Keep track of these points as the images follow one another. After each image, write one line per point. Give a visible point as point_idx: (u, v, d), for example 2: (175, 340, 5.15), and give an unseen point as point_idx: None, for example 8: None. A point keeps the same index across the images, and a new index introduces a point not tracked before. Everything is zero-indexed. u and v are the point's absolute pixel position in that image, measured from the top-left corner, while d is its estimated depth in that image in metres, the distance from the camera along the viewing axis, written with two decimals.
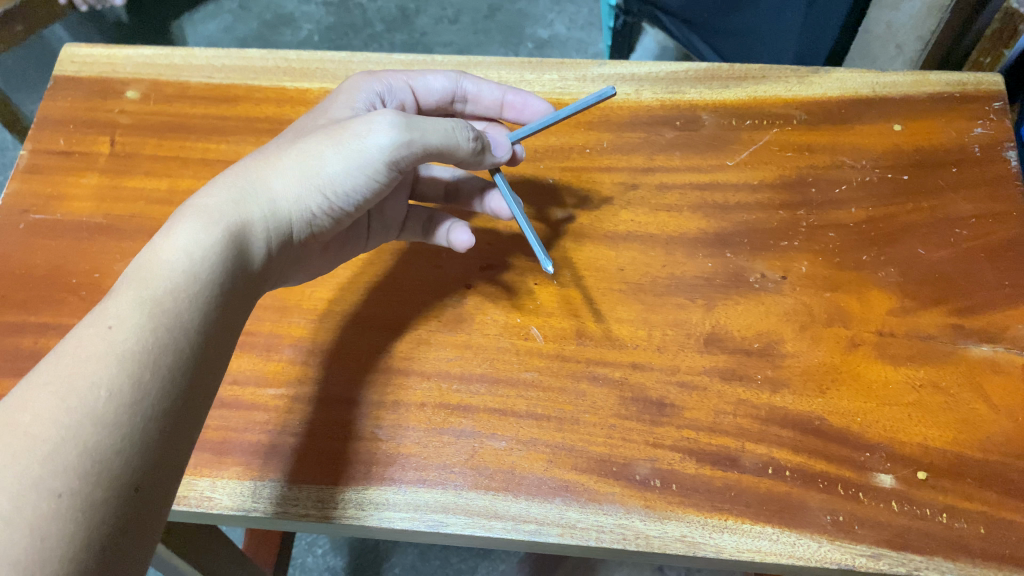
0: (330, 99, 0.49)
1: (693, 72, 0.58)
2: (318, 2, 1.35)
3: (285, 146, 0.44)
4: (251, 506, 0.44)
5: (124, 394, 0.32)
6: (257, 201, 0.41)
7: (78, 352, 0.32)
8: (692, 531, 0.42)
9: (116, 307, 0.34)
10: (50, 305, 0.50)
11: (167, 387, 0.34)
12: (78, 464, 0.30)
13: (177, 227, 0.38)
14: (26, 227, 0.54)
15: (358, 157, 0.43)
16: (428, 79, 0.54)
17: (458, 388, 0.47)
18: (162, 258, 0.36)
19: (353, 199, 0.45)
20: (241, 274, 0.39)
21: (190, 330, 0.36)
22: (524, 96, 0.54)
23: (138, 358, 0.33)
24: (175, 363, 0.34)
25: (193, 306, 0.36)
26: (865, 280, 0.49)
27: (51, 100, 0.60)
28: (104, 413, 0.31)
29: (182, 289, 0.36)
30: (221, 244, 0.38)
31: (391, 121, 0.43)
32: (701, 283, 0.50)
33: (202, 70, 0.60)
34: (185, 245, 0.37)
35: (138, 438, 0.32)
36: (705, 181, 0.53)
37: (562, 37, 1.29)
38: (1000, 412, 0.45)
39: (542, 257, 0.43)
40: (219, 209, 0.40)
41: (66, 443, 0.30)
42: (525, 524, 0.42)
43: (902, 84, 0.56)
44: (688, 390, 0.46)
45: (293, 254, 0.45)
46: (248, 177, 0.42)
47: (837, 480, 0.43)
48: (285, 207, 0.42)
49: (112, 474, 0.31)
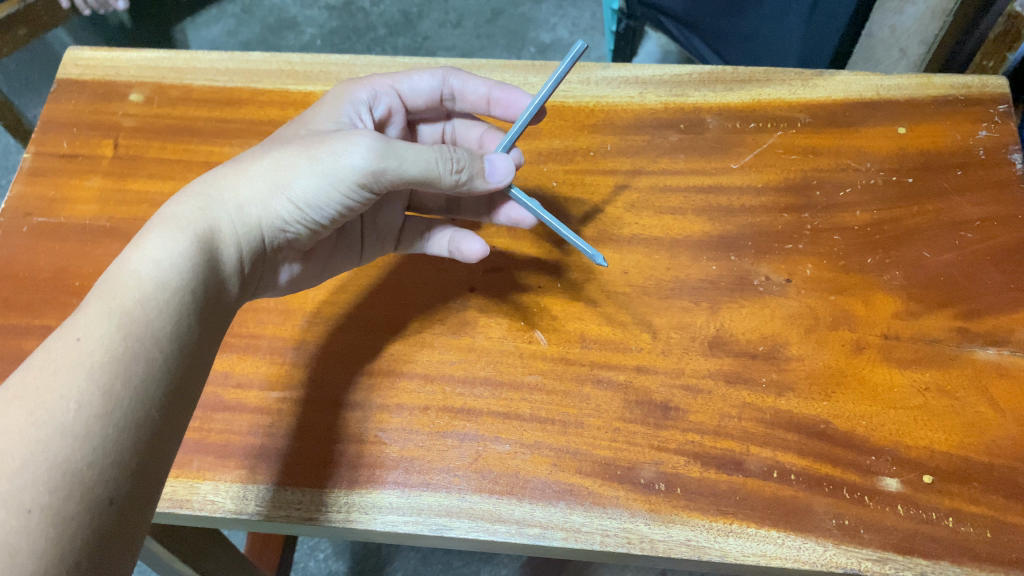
0: (321, 106, 0.50)
1: (696, 74, 0.58)
2: (320, 6, 1.35)
3: (262, 153, 0.44)
4: (255, 510, 0.44)
5: (94, 405, 0.32)
6: (225, 206, 0.42)
7: (46, 365, 0.33)
8: (697, 535, 0.42)
9: (84, 320, 0.35)
10: (54, 307, 0.50)
11: (139, 397, 0.34)
12: (49, 478, 0.30)
13: (148, 236, 0.39)
14: (30, 229, 0.54)
15: (330, 175, 0.43)
16: (413, 80, 0.54)
17: (462, 391, 0.47)
18: (132, 268, 0.37)
19: (327, 211, 0.44)
20: (212, 284, 0.40)
21: (161, 340, 0.36)
22: (508, 92, 0.54)
23: (108, 369, 0.33)
24: (146, 373, 0.35)
25: (164, 316, 0.36)
26: (870, 283, 0.49)
27: (55, 103, 0.60)
28: (74, 425, 0.31)
29: (151, 299, 0.36)
30: (189, 253, 0.39)
31: (368, 144, 0.42)
32: (706, 286, 0.50)
33: (205, 73, 0.60)
34: (154, 254, 0.38)
35: (111, 449, 0.32)
36: (709, 184, 0.53)
37: (565, 42, 1.29)
38: (1006, 415, 0.45)
39: (594, 253, 0.45)
40: (185, 215, 0.40)
41: (36, 457, 0.30)
42: (529, 528, 0.42)
43: (906, 87, 0.56)
44: (693, 393, 0.46)
45: (268, 260, 0.46)
46: (221, 183, 0.43)
47: (843, 484, 0.43)
48: (254, 216, 0.43)
49: (85, 487, 0.31)
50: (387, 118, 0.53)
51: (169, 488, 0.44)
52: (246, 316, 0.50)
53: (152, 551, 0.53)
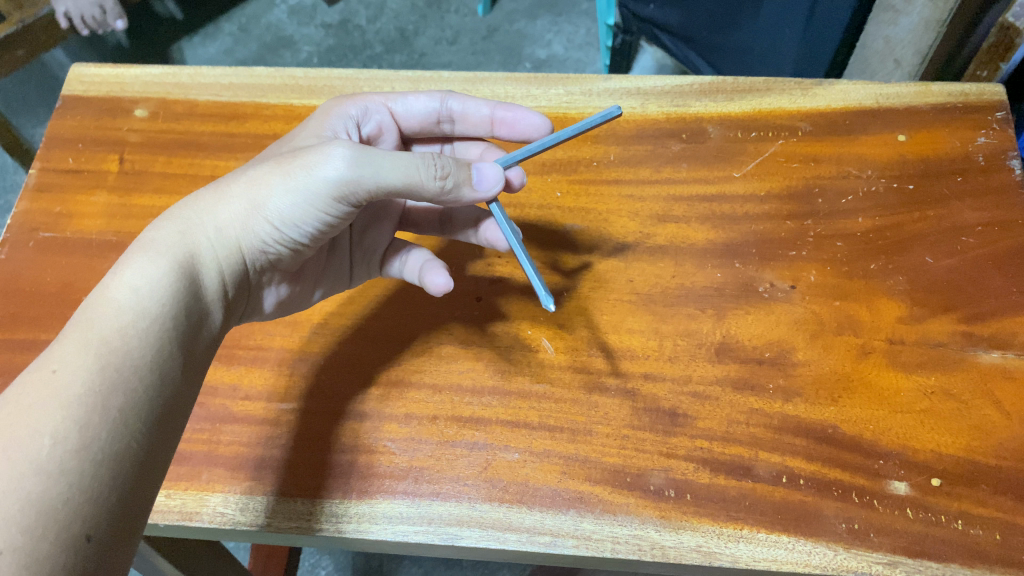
0: (306, 123, 0.50)
1: (697, 85, 0.58)
2: (318, 24, 1.36)
3: (241, 170, 0.44)
4: (264, 521, 0.43)
5: (70, 440, 0.32)
6: (203, 226, 0.42)
7: (21, 399, 0.33)
8: (707, 541, 0.42)
9: (62, 352, 0.35)
10: (61, 322, 0.51)
11: (119, 430, 0.34)
12: (21, 518, 0.30)
13: (127, 263, 0.39)
14: (36, 245, 0.54)
15: (308, 188, 0.42)
16: (409, 101, 0.54)
17: (471, 401, 0.47)
18: (110, 296, 0.37)
19: (309, 225, 0.44)
20: (194, 308, 0.40)
21: (141, 369, 0.36)
22: (513, 110, 0.53)
23: (85, 402, 0.33)
24: (126, 404, 0.35)
25: (143, 345, 0.36)
26: (874, 288, 0.49)
27: (59, 119, 0.60)
28: (49, 461, 0.31)
29: (130, 328, 0.36)
30: (165, 280, 0.39)
31: (342, 156, 0.42)
32: (711, 293, 0.50)
33: (210, 88, 0.60)
34: (132, 281, 0.38)
35: (88, 484, 0.32)
36: (712, 193, 0.54)
37: (560, 57, 1.30)
38: (1012, 418, 0.45)
39: (545, 295, 0.41)
40: (162, 239, 0.41)
41: (7, 496, 0.30)
42: (541, 536, 0.42)
43: (905, 96, 0.57)
44: (701, 399, 0.46)
45: (253, 277, 0.46)
46: (200, 206, 0.43)
47: (852, 488, 0.43)
48: (232, 235, 0.43)
49: (60, 525, 0.31)
50: (378, 133, 0.54)
51: (178, 501, 0.44)
52: (253, 328, 0.50)
53: (160, 566, 0.53)
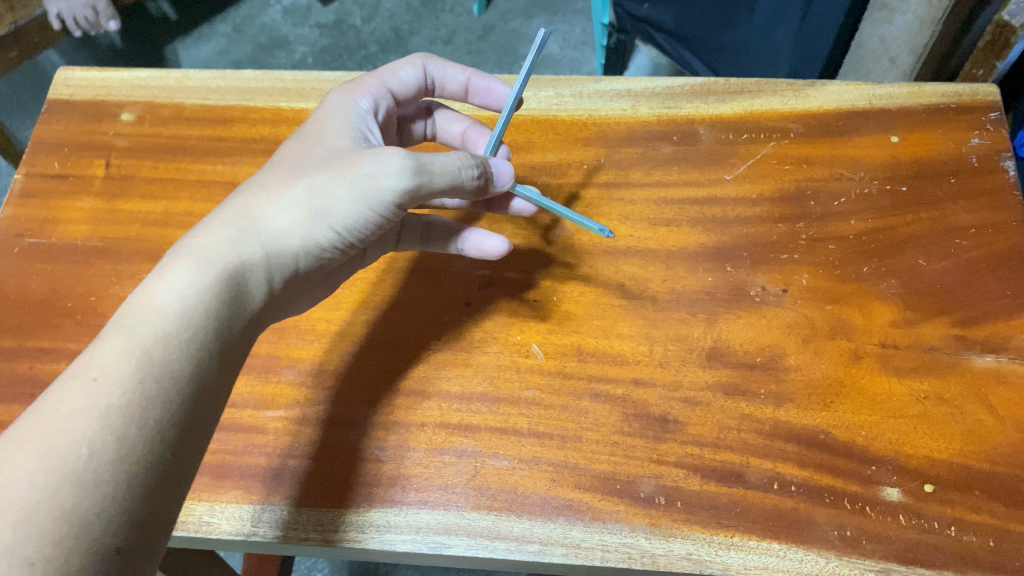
0: (323, 120, 0.48)
1: (688, 87, 0.58)
2: (312, 25, 1.35)
3: (288, 178, 0.42)
4: (251, 531, 0.43)
5: (105, 451, 0.31)
6: (259, 236, 0.40)
7: (60, 407, 0.32)
8: (698, 549, 0.41)
9: (102, 358, 0.34)
10: (46, 329, 0.50)
11: (155, 443, 0.33)
12: (54, 530, 0.29)
13: (173, 272, 0.37)
14: (22, 251, 0.54)
15: (367, 197, 0.42)
16: (398, 74, 0.53)
17: (459, 407, 0.46)
18: (153, 303, 0.36)
19: (357, 236, 0.43)
20: (241, 320, 0.38)
21: (180, 379, 0.35)
22: (486, 78, 0.56)
23: (123, 413, 0.32)
24: (163, 415, 0.34)
25: (185, 355, 0.35)
26: (866, 292, 0.49)
27: (45, 124, 0.60)
28: (83, 473, 0.31)
29: (173, 337, 0.35)
30: (220, 291, 0.37)
31: (401, 162, 0.42)
32: (702, 297, 0.49)
33: (197, 91, 0.59)
34: (179, 290, 0.36)
35: (121, 496, 0.32)
36: (703, 196, 0.53)
37: (556, 56, 1.30)
38: (1005, 423, 0.45)
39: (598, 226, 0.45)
40: (217, 251, 0.38)
41: (41, 507, 0.29)
42: (529, 545, 0.42)
43: (897, 96, 0.56)
44: (692, 406, 0.46)
45: (294, 291, 0.44)
46: (246, 215, 0.40)
47: (844, 495, 0.43)
48: (288, 245, 0.41)
49: (93, 537, 0.30)
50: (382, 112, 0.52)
51: None
52: None
53: None
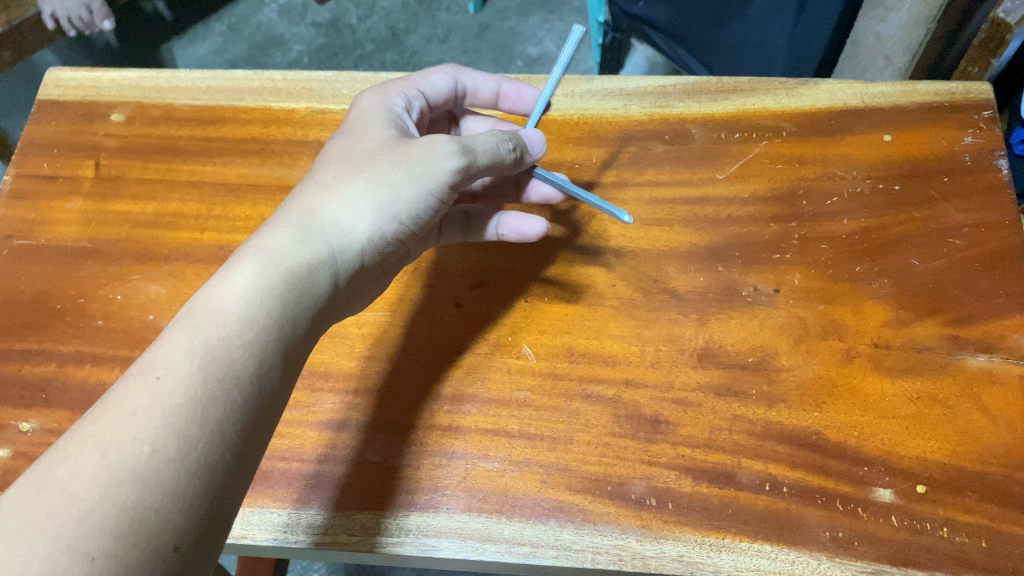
0: (361, 115, 0.47)
1: (681, 85, 0.58)
2: (307, 24, 1.35)
3: (344, 173, 0.42)
4: (241, 533, 0.43)
5: (168, 449, 0.31)
6: (323, 234, 0.39)
7: (124, 405, 0.31)
8: (689, 551, 0.41)
9: (166, 356, 0.33)
10: (35, 332, 0.50)
11: (216, 442, 0.32)
12: (115, 526, 0.29)
13: (236, 272, 0.36)
14: (11, 252, 0.54)
15: (423, 181, 0.42)
16: (431, 79, 0.52)
17: (450, 409, 0.46)
18: (218, 302, 0.35)
19: (415, 226, 0.43)
20: (306, 316, 0.38)
21: (242, 380, 0.34)
22: (517, 85, 0.55)
23: (185, 412, 0.32)
24: (224, 417, 0.33)
25: (248, 355, 0.34)
26: (859, 292, 0.49)
27: (35, 125, 0.59)
28: (145, 470, 0.30)
29: (236, 337, 0.34)
30: (288, 288, 0.37)
31: (448, 145, 0.43)
32: (694, 298, 0.49)
33: (187, 92, 0.59)
34: (242, 288, 0.35)
35: (182, 495, 0.31)
36: (695, 196, 0.53)
37: (552, 55, 1.30)
38: (999, 423, 0.44)
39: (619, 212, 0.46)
40: (285, 251, 0.38)
41: (104, 502, 0.29)
42: (519, 547, 0.42)
43: (891, 95, 0.56)
44: (683, 406, 0.45)
45: (355, 290, 0.43)
46: (308, 214, 0.40)
47: (836, 496, 0.42)
48: (353, 241, 0.40)
49: (151, 535, 0.29)
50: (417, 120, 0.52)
51: None
52: None
53: None
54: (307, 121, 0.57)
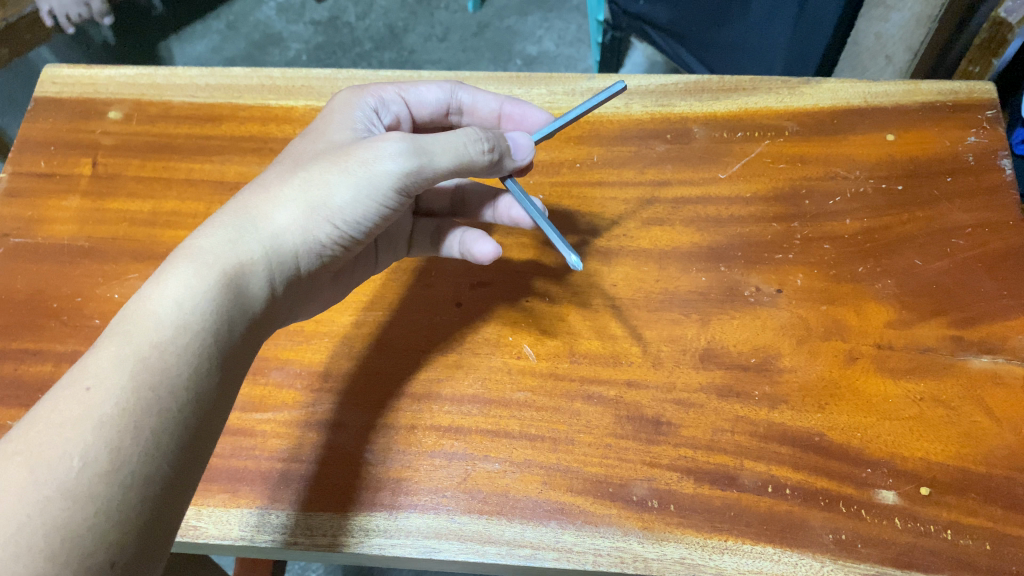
0: (329, 116, 0.47)
1: (683, 84, 0.57)
2: (306, 21, 1.34)
3: (288, 173, 0.42)
4: (239, 536, 0.43)
5: (99, 462, 0.31)
6: (259, 236, 0.39)
7: (51, 417, 0.31)
8: (691, 553, 0.41)
9: (96, 366, 0.33)
10: (31, 331, 0.49)
11: (151, 452, 0.32)
12: (45, 545, 0.28)
13: (170, 274, 0.36)
14: (8, 251, 0.53)
15: (369, 184, 0.41)
16: (421, 91, 0.51)
17: (450, 409, 0.46)
18: (150, 308, 0.35)
19: (364, 229, 0.43)
20: (242, 321, 0.38)
21: (176, 388, 0.34)
22: (521, 108, 0.53)
23: (117, 423, 0.31)
24: (159, 426, 0.33)
25: (182, 362, 0.34)
26: (861, 292, 0.48)
27: (32, 122, 0.59)
28: (76, 485, 0.30)
29: (169, 344, 0.34)
30: (220, 293, 0.37)
31: (397, 146, 0.41)
32: (696, 298, 0.49)
33: (186, 89, 0.59)
34: (175, 293, 0.35)
35: (116, 509, 0.31)
36: (697, 195, 0.53)
37: (551, 54, 1.29)
38: (1002, 425, 0.44)
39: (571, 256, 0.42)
40: (217, 253, 0.38)
41: (33, 520, 0.28)
42: (520, 549, 0.41)
43: (893, 94, 0.55)
44: (685, 407, 0.45)
45: (303, 289, 0.43)
46: (247, 215, 0.40)
47: (839, 498, 0.42)
48: (289, 243, 0.40)
49: (85, 553, 0.29)
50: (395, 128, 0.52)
51: None
52: None
53: None
54: (306, 118, 0.56)
